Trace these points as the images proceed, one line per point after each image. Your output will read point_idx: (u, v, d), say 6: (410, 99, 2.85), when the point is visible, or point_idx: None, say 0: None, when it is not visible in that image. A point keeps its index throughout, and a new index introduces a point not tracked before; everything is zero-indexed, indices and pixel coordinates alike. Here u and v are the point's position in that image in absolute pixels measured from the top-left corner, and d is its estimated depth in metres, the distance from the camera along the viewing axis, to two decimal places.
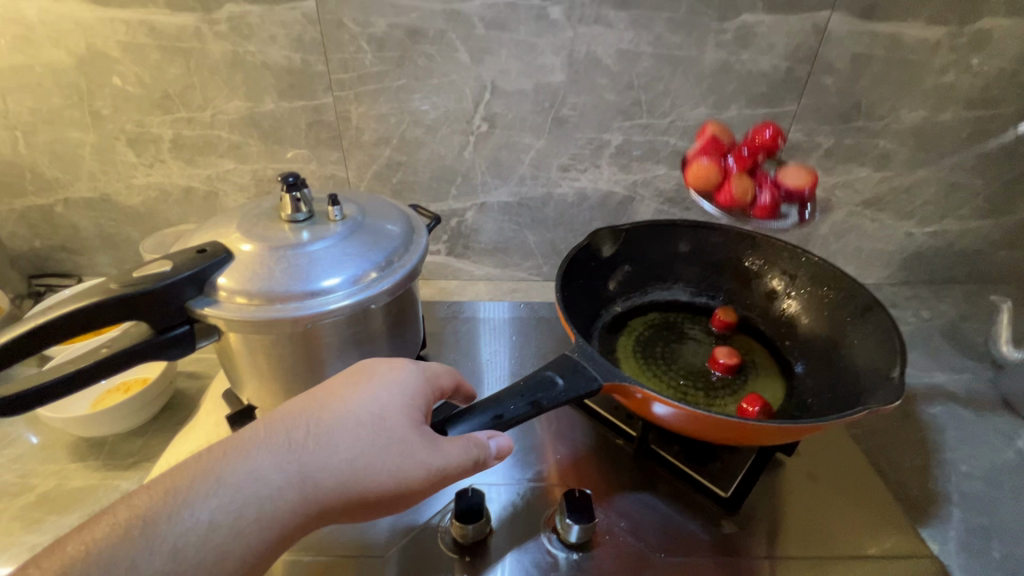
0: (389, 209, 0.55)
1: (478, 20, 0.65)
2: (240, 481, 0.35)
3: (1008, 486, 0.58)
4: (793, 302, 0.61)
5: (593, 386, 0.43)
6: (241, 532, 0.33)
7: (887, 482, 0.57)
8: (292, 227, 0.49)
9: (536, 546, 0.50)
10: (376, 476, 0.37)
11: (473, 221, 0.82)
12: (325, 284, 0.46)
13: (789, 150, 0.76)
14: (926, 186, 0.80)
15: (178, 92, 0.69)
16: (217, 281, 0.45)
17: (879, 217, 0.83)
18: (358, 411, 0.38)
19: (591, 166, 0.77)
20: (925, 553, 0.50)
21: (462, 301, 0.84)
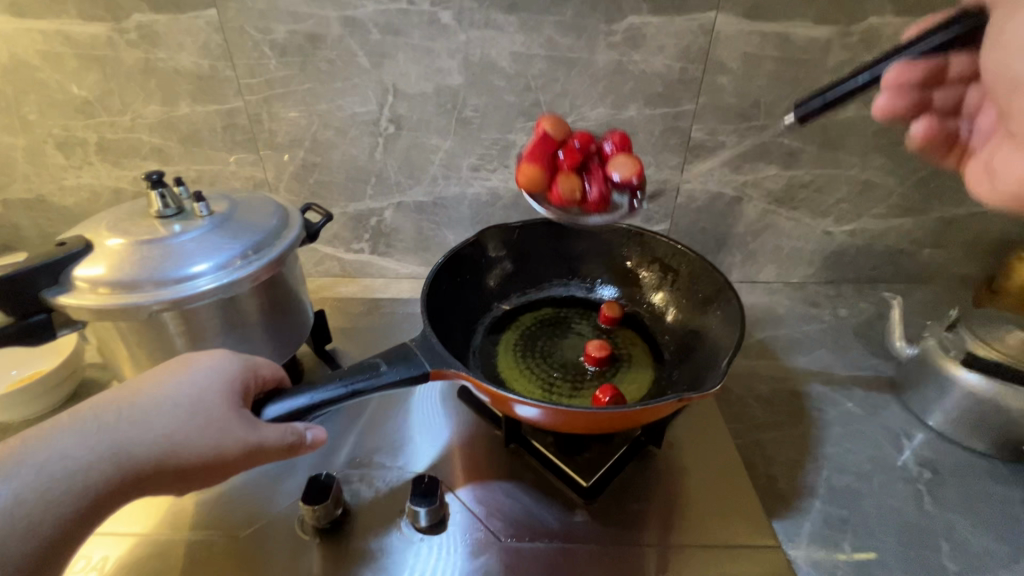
0: (268, 205, 0.58)
1: (373, 25, 0.68)
2: (46, 460, 0.37)
3: (878, 481, 0.58)
4: (674, 298, 0.63)
5: (418, 372, 0.46)
6: (50, 504, 0.36)
7: (754, 475, 0.58)
8: (159, 221, 0.52)
9: (388, 530, 0.52)
10: (191, 449, 0.40)
11: (392, 221, 0.85)
12: (178, 273, 0.49)
13: (694, 149, 0.77)
14: (837, 183, 0.80)
15: (99, 97, 0.73)
16: (73, 272, 0.48)
17: (793, 216, 0.83)
18: (174, 395, 0.42)
19: (500, 166, 0.79)
20: (770, 544, 0.51)
21: (383, 298, 0.86)
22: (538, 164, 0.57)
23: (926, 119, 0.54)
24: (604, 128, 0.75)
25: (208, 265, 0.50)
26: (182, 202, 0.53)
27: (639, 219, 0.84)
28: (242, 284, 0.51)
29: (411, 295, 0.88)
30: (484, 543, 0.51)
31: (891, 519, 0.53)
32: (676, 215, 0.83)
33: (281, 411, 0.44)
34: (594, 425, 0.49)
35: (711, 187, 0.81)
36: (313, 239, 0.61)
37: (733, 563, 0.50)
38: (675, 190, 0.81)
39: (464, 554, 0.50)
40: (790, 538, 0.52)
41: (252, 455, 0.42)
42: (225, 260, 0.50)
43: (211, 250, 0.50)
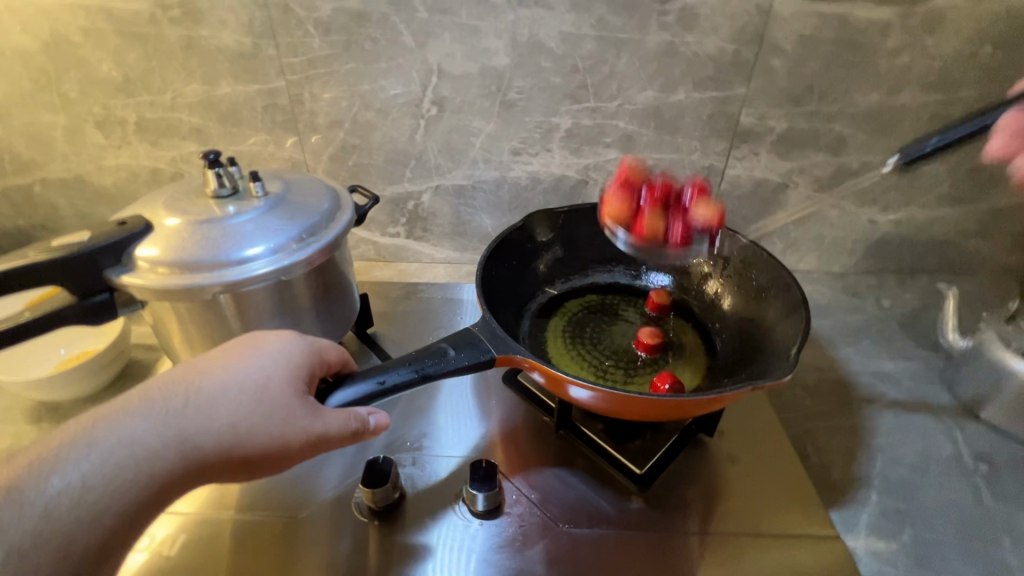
0: (319, 187, 0.57)
1: (420, 4, 0.67)
2: (114, 444, 0.37)
3: (934, 473, 0.57)
4: (724, 285, 0.63)
5: (484, 357, 0.45)
6: (117, 489, 0.36)
7: (807, 465, 0.57)
8: (216, 201, 0.51)
9: (445, 515, 0.52)
10: (255, 437, 0.40)
11: (430, 205, 0.84)
12: (241, 253, 0.48)
13: (741, 134, 0.76)
14: (887, 171, 0.78)
15: (140, 76, 0.72)
16: (134, 252, 0.48)
17: (839, 203, 0.82)
18: (239, 381, 0.41)
19: (542, 150, 0.78)
20: (829, 534, 0.50)
21: (419, 283, 0.85)
22: (623, 199, 0.57)
23: None
24: (650, 112, 0.74)
25: (267, 246, 0.49)
26: (238, 182, 0.53)
27: None
28: (299, 267, 0.51)
29: (447, 280, 0.87)
30: (540, 529, 0.51)
31: (949, 511, 0.53)
32: (719, 202, 0.82)
33: (347, 398, 0.44)
34: (655, 412, 0.49)
35: (757, 173, 0.79)
36: (362, 222, 0.60)
37: (792, 553, 0.49)
38: (719, 176, 0.79)
39: (521, 539, 0.50)
40: (847, 528, 0.51)
41: (316, 445, 0.41)
42: (282, 242, 0.50)
43: (269, 231, 0.50)
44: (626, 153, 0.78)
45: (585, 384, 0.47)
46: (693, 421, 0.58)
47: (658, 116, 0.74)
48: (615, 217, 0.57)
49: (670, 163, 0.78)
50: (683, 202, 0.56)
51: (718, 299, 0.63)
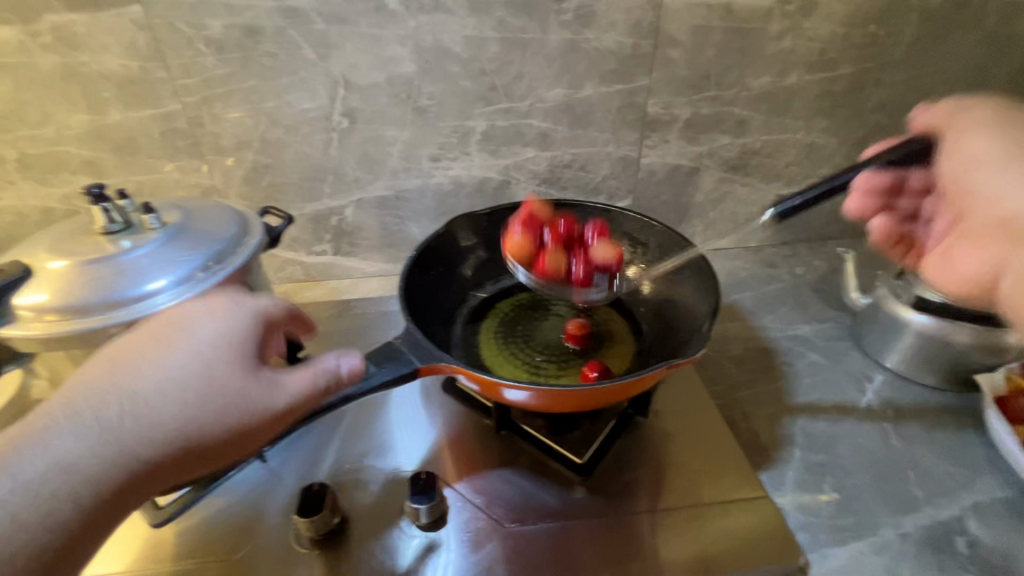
0: (222, 212, 0.55)
1: (316, 15, 0.65)
2: (56, 451, 0.35)
3: (850, 424, 0.61)
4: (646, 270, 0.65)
5: (409, 371, 0.45)
6: (75, 496, 0.35)
7: (737, 432, 0.60)
8: (107, 237, 0.48)
9: (390, 534, 0.51)
10: (212, 417, 0.38)
11: (355, 219, 0.82)
12: (145, 288, 0.46)
13: (650, 123, 0.79)
14: (787, 148, 0.83)
15: (15, 110, 0.67)
16: (15, 302, 0.44)
17: (749, 181, 0.86)
18: (180, 364, 0.39)
19: (461, 154, 0.78)
20: (760, 495, 0.53)
21: (352, 299, 0.84)
22: (524, 236, 0.60)
23: (882, 216, 0.60)
24: (562, 108, 0.76)
25: (171, 278, 0.47)
26: (130, 216, 0.49)
27: (602, 196, 0.85)
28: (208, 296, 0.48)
29: (382, 292, 0.86)
30: (486, 533, 0.51)
31: (865, 458, 0.57)
32: (638, 190, 0.85)
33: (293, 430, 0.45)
34: (587, 403, 0.50)
35: (669, 159, 0.82)
36: (276, 243, 0.58)
37: (729, 519, 0.51)
38: (635, 166, 0.82)
39: (467, 547, 0.50)
40: (776, 488, 0.54)
41: (283, 414, 0.40)
42: (187, 271, 0.47)
43: (171, 262, 0.47)
44: (543, 151, 0.79)
45: (516, 385, 0.48)
46: (628, 404, 0.60)
47: (570, 112, 0.76)
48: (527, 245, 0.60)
49: (587, 157, 0.81)
50: (585, 241, 0.60)
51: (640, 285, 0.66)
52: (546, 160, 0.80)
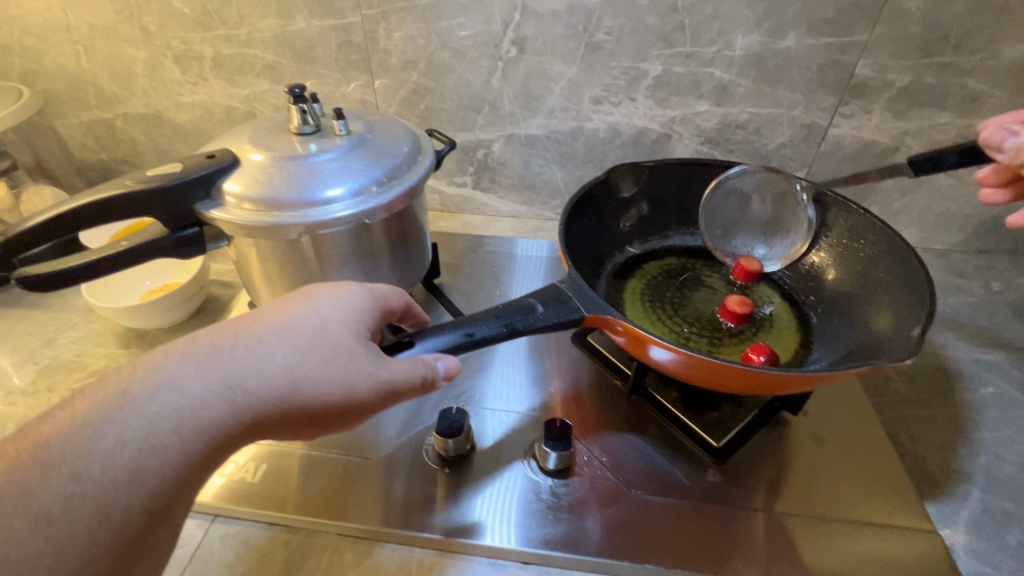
0: (400, 130, 0.55)
1: None
2: (163, 403, 0.31)
3: (769, 447, 0.53)
4: (600, 224, 0.59)
5: (296, 270, 0.52)
6: (153, 447, 0.30)
7: (625, 434, 0.54)
8: (300, 138, 0.50)
9: (267, 484, 0.49)
10: (316, 388, 0.35)
11: (500, 154, 0.81)
12: (328, 194, 0.47)
13: (761, 83, 0.68)
14: (778, 125, 0.71)
15: (95, 72, 0.80)
16: (223, 186, 0.47)
17: (891, 177, 0.73)
18: (159, 405, 0.31)
19: (420, 87, 0.75)
20: (640, 502, 0.48)
21: (485, 236, 0.83)
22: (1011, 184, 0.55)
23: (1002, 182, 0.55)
24: (514, 48, 0.70)
25: (349, 188, 0.48)
26: (319, 119, 0.51)
27: (562, 154, 0.79)
28: (379, 212, 0.49)
29: (477, 230, 0.85)
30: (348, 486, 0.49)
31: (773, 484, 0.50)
32: (601, 153, 0.78)
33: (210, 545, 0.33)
34: (345, 419, 0.37)
35: (636, 121, 0.74)
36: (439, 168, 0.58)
37: (601, 522, 0.46)
38: (760, 135, 0.72)
39: (329, 502, 0.48)
40: (662, 500, 0.48)
41: None
42: (364, 184, 0.48)
43: (352, 172, 0.48)
44: (499, 94, 0.74)
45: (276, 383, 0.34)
46: (636, 393, 0.56)
47: (524, 53, 0.70)
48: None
49: (545, 106, 0.74)
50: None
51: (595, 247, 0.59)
52: (657, 119, 0.73)
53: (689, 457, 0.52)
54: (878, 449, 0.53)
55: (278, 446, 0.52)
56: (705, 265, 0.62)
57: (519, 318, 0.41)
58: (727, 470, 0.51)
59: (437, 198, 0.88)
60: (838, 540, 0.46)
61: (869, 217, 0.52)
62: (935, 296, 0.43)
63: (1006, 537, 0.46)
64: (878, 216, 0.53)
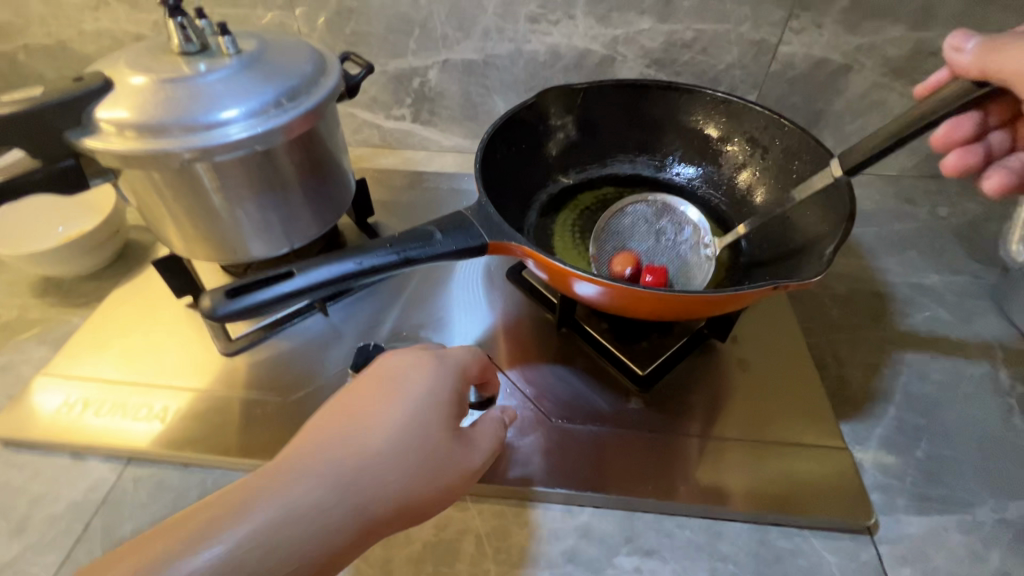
0: (301, 47, 0.50)
1: None
2: (290, 505, 0.30)
3: (696, 374, 0.53)
4: (525, 152, 0.55)
5: (193, 205, 0.49)
6: (272, 551, 0.29)
7: (550, 366, 0.53)
8: (184, 58, 0.45)
9: (181, 428, 0.48)
10: (414, 499, 0.34)
11: (437, 83, 0.76)
12: (216, 118, 0.43)
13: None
14: (726, 43, 0.67)
15: None
16: (96, 113, 0.43)
17: (843, 99, 0.70)
18: (305, 505, 0.30)
19: (344, 8, 0.69)
20: (560, 431, 0.48)
21: (425, 172, 0.80)
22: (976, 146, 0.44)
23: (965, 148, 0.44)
24: None
25: (243, 109, 0.44)
26: (206, 37, 0.46)
27: (502, 80, 0.74)
28: (280, 136, 0.46)
29: (419, 167, 0.81)
30: (267, 427, 0.48)
31: (695, 408, 0.50)
32: (543, 79, 0.73)
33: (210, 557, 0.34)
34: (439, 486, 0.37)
35: (577, 41, 0.69)
36: (352, 94, 0.55)
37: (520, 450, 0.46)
38: (708, 54, 0.68)
39: (247, 443, 0.47)
40: (583, 428, 0.48)
41: None
42: (258, 106, 0.44)
43: (245, 92, 0.44)
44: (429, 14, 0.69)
45: (347, 467, 0.32)
46: (566, 326, 0.55)
47: None
48: (946, 131, 0.44)
49: (479, 26, 0.69)
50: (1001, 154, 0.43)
51: (522, 176, 0.56)
52: (599, 40, 0.68)
53: (614, 386, 0.52)
54: (800, 372, 0.53)
55: (199, 390, 0.51)
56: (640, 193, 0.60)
57: (415, 247, 0.38)
58: (650, 397, 0.51)
59: (377, 132, 0.83)
60: (752, 459, 0.47)
61: (804, 136, 0.50)
62: (855, 212, 0.42)
63: (914, 451, 0.47)
64: (811, 133, 0.50)
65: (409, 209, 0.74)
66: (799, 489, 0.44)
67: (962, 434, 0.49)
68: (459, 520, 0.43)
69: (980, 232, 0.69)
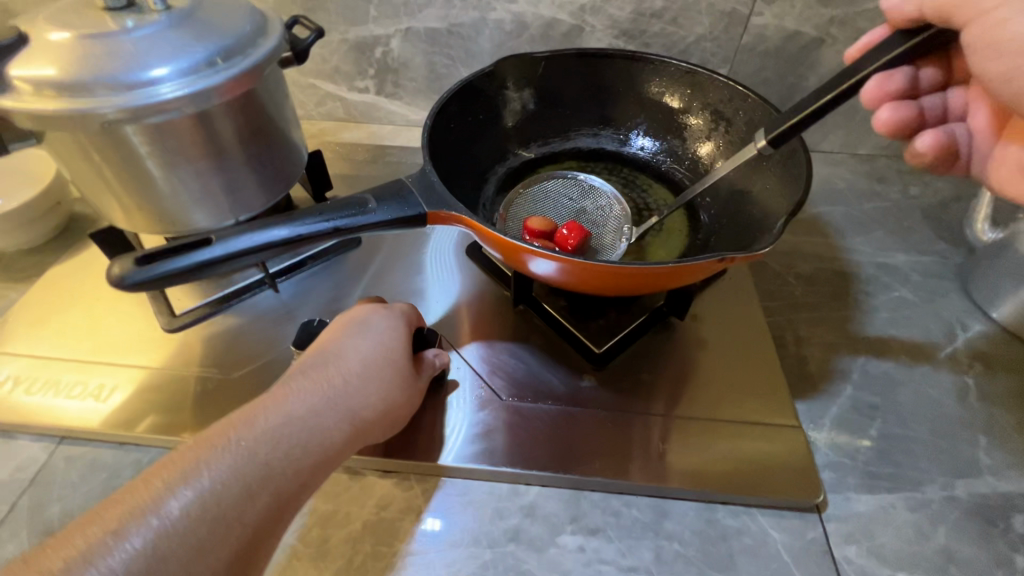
0: (240, 6, 0.47)
1: None
2: (278, 424, 0.35)
3: (653, 353, 0.51)
4: (482, 122, 0.53)
5: (126, 173, 0.46)
6: (260, 462, 0.33)
7: (505, 344, 0.52)
8: (109, 14, 0.42)
9: (118, 406, 0.46)
10: (377, 415, 0.39)
11: (400, 53, 0.73)
12: (144, 76, 0.40)
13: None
14: (696, 13, 0.65)
15: None
16: (9, 71, 0.40)
17: (815, 74, 0.69)
18: (288, 424, 0.35)
19: None
20: (510, 408, 0.47)
21: (390, 146, 0.77)
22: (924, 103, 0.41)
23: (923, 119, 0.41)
24: None
25: (172, 68, 0.41)
26: None
27: (468, 49, 0.71)
28: (212, 99, 0.43)
29: (383, 141, 0.79)
30: (208, 405, 0.47)
31: (650, 387, 0.49)
32: (509, 50, 0.71)
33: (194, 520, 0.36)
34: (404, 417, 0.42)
35: (543, 10, 0.66)
36: (301, 60, 0.53)
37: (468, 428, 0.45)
38: (678, 25, 0.66)
39: (187, 421, 0.45)
40: (534, 405, 0.47)
41: None
42: (189, 65, 0.42)
43: (175, 50, 0.41)
44: None
45: (327, 388, 0.38)
46: (522, 303, 0.54)
47: None
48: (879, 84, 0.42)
49: None
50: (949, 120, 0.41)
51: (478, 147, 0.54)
52: (566, 8, 0.66)
53: (569, 364, 0.50)
54: (759, 350, 0.52)
55: (138, 367, 0.49)
56: (603, 168, 0.58)
57: (347, 215, 0.36)
58: (605, 375, 0.50)
59: (340, 105, 0.80)
60: (705, 436, 0.46)
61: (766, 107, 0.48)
62: (812, 187, 0.40)
63: (869, 430, 0.47)
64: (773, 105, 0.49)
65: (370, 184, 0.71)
66: (753, 468, 0.44)
67: (917, 412, 0.48)
68: (401, 499, 0.42)
69: (949, 212, 0.68)
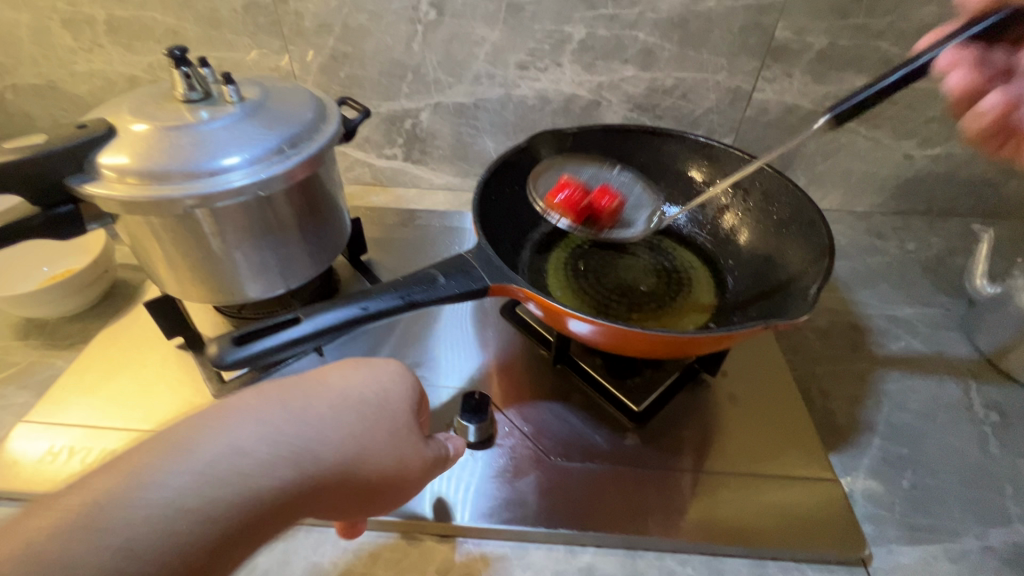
0: (302, 95, 0.52)
1: None
2: (222, 456, 0.30)
3: (689, 409, 0.54)
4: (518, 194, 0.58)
5: (192, 248, 0.49)
6: (195, 504, 0.28)
7: (547, 404, 0.54)
8: (187, 105, 0.46)
9: None
10: (363, 471, 0.34)
11: (429, 124, 0.78)
12: (220, 164, 0.44)
13: (685, 48, 0.67)
14: (704, 90, 0.71)
15: None
16: (98, 160, 0.43)
17: (814, 141, 0.75)
18: (238, 456, 0.30)
19: (340, 53, 0.71)
20: (558, 468, 0.48)
21: (417, 210, 0.81)
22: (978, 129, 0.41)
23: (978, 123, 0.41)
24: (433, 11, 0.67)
25: (246, 155, 0.45)
26: (209, 86, 0.48)
27: (493, 121, 0.77)
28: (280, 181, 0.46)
29: (410, 204, 0.83)
30: None
31: (690, 443, 0.51)
32: (532, 121, 0.76)
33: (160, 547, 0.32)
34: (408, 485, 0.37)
35: (564, 87, 0.72)
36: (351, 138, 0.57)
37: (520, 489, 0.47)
38: (687, 100, 0.72)
39: None
40: (582, 464, 0.49)
41: None
42: (261, 152, 0.45)
43: (249, 139, 0.45)
44: (422, 61, 0.71)
45: (309, 430, 0.33)
46: (561, 363, 0.56)
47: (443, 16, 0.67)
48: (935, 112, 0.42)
49: (470, 72, 0.72)
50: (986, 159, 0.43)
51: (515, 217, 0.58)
52: (585, 86, 0.72)
53: (610, 423, 0.52)
54: (788, 404, 0.54)
55: None
56: None
57: (418, 291, 0.39)
58: (645, 432, 0.52)
59: (369, 170, 0.84)
60: (747, 491, 0.48)
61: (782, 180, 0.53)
62: (835, 255, 0.44)
63: (900, 481, 0.49)
64: (788, 178, 0.54)
65: (401, 246, 0.75)
66: (796, 522, 0.45)
67: (943, 462, 0.51)
68: (459, 563, 0.43)
69: (945, 266, 0.73)
